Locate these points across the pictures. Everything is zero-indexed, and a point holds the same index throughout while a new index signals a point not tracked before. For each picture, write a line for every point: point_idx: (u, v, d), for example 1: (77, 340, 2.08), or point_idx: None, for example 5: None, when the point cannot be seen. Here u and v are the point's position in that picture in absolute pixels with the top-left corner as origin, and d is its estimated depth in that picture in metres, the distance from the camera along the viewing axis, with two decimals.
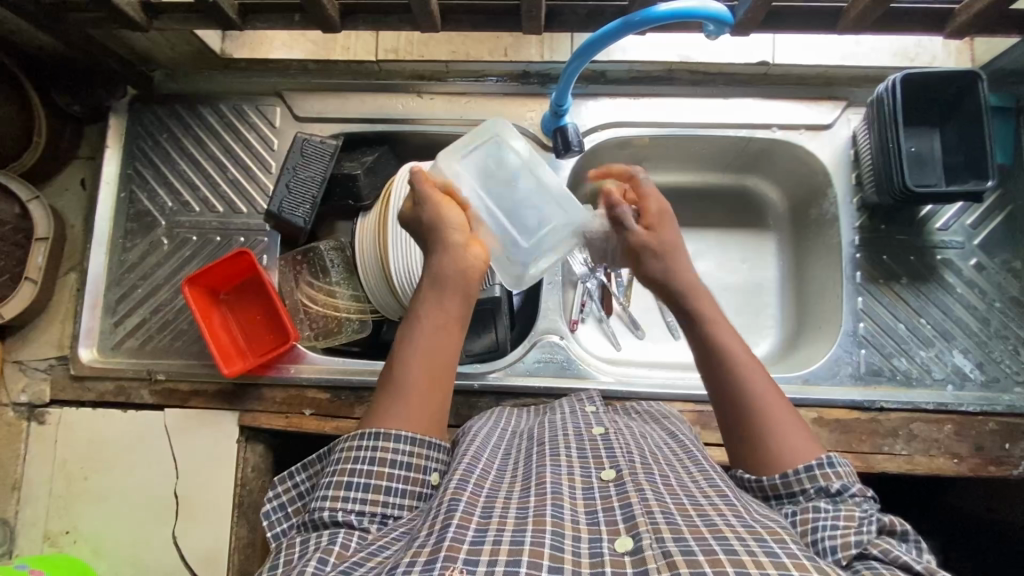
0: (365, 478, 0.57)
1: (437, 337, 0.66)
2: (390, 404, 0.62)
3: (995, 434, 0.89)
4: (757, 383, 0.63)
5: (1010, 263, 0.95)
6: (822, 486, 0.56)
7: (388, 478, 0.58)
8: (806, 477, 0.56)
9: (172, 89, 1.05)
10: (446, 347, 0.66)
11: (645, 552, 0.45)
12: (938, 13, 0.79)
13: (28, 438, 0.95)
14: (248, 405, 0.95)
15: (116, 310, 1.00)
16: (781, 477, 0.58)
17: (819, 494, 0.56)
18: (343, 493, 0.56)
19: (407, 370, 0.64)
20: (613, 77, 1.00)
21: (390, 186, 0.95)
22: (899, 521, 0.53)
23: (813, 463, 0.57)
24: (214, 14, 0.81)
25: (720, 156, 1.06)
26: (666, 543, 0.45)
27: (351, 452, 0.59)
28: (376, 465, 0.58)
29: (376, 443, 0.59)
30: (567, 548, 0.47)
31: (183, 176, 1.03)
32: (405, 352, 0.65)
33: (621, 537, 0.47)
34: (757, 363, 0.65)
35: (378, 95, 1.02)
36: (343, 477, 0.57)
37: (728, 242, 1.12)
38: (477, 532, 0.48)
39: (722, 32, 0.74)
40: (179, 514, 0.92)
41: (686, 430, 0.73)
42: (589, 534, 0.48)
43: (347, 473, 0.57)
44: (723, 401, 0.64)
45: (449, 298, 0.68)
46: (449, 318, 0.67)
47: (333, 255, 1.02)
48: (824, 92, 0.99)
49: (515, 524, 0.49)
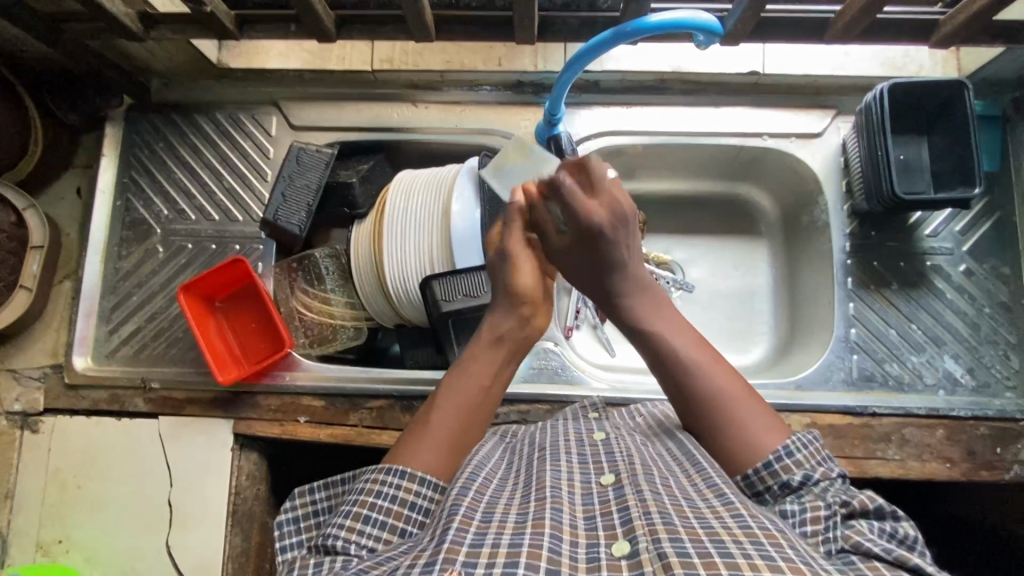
0: (384, 515, 0.56)
1: (482, 397, 0.67)
2: (427, 434, 0.63)
3: (986, 438, 0.89)
4: (715, 382, 0.62)
5: (997, 269, 0.96)
6: (784, 481, 0.56)
7: (404, 520, 0.56)
8: (769, 473, 0.56)
9: (169, 99, 1.06)
10: (489, 395, 0.68)
11: (642, 554, 0.45)
12: (924, 23, 0.81)
13: (21, 447, 0.95)
14: (243, 413, 0.95)
15: (112, 318, 1.00)
16: (745, 478, 0.58)
17: (784, 491, 0.56)
18: (359, 526, 0.55)
19: (449, 406, 0.65)
20: (606, 86, 1.01)
21: (386, 194, 0.97)
22: (867, 500, 0.53)
23: (772, 459, 0.57)
24: (211, 24, 0.82)
25: (712, 164, 1.07)
26: (662, 543, 0.45)
27: (377, 483, 0.57)
28: (396, 504, 0.57)
29: (401, 480, 0.58)
30: (564, 552, 0.47)
31: (179, 184, 1.03)
32: (452, 397, 0.66)
33: (618, 542, 0.48)
34: (714, 357, 0.64)
35: (373, 105, 1.03)
36: (361, 509, 0.56)
37: (721, 249, 1.13)
38: (476, 535, 0.49)
39: (711, 42, 0.76)
40: (173, 523, 0.91)
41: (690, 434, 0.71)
42: (586, 539, 0.49)
43: (366, 507, 0.56)
44: (683, 407, 0.64)
45: (505, 358, 0.71)
46: (497, 382, 0.69)
47: (329, 262, 1.02)
48: (814, 101, 1.01)
49: (514, 527, 0.49)
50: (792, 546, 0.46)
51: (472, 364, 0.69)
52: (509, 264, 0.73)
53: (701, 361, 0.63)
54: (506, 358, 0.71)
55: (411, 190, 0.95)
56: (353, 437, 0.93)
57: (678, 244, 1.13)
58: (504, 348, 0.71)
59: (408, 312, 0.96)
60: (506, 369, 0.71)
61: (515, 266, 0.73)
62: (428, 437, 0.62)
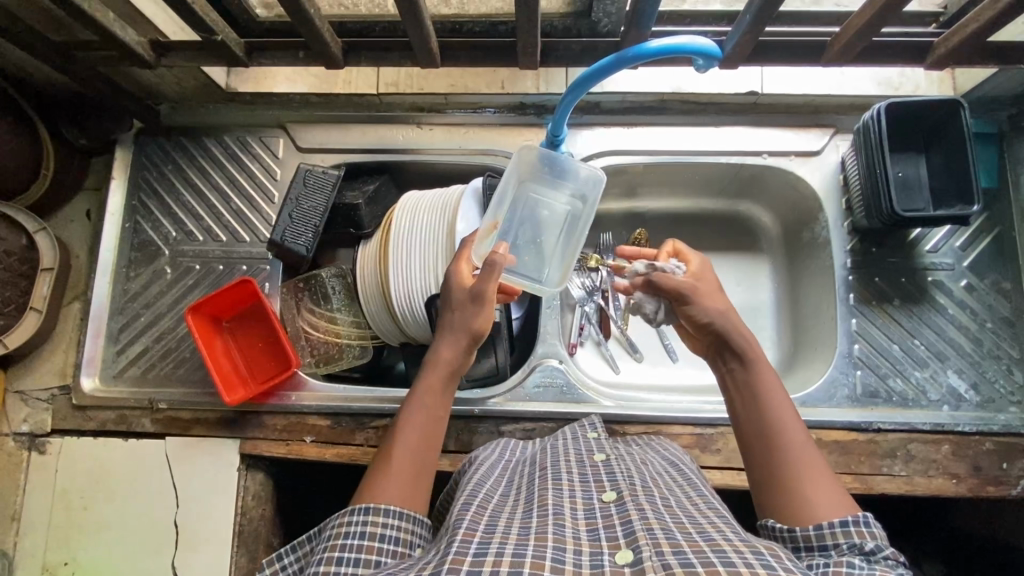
0: (355, 553, 0.56)
1: (433, 429, 0.69)
2: (384, 476, 0.64)
3: (992, 454, 0.90)
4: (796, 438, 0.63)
5: (1000, 284, 0.97)
6: (855, 543, 0.53)
7: (377, 553, 0.57)
8: (842, 531, 0.54)
9: (179, 122, 1.08)
10: (435, 430, 0.69)
11: (645, 562, 0.46)
12: (919, 45, 0.82)
13: (28, 468, 0.96)
14: (249, 433, 0.95)
15: (119, 338, 1.01)
16: (815, 528, 0.55)
17: (852, 552, 0.52)
18: (333, 568, 0.55)
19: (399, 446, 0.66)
20: (606, 108, 1.03)
21: (391, 215, 0.98)
22: None
23: (849, 519, 0.54)
24: (221, 52, 0.84)
25: (713, 182, 1.09)
26: (666, 555, 0.46)
27: (342, 527, 0.58)
28: (366, 540, 0.57)
29: (366, 516, 0.59)
30: (568, 560, 0.47)
31: (187, 206, 1.05)
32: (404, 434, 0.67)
33: (621, 551, 0.48)
34: (797, 422, 0.64)
35: (378, 127, 1.05)
36: (333, 552, 0.56)
37: (723, 266, 1.14)
38: (480, 545, 0.50)
39: (711, 65, 0.76)
40: (179, 545, 0.91)
41: (672, 450, 0.77)
42: (589, 548, 0.49)
43: (337, 549, 0.56)
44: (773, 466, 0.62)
45: (441, 386, 0.72)
46: (436, 415, 0.70)
47: (335, 282, 1.04)
48: (812, 120, 1.02)
49: (517, 538, 0.50)
50: (791, 558, 0.47)
51: (411, 405, 0.70)
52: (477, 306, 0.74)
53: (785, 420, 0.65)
54: (444, 385, 0.72)
55: (416, 210, 0.96)
56: (359, 457, 0.93)
57: None
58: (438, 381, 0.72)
59: (413, 331, 0.97)
60: (444, 397, 0.72)
61: (478, 310, 0.74)
62: (387, 478, 0.64)
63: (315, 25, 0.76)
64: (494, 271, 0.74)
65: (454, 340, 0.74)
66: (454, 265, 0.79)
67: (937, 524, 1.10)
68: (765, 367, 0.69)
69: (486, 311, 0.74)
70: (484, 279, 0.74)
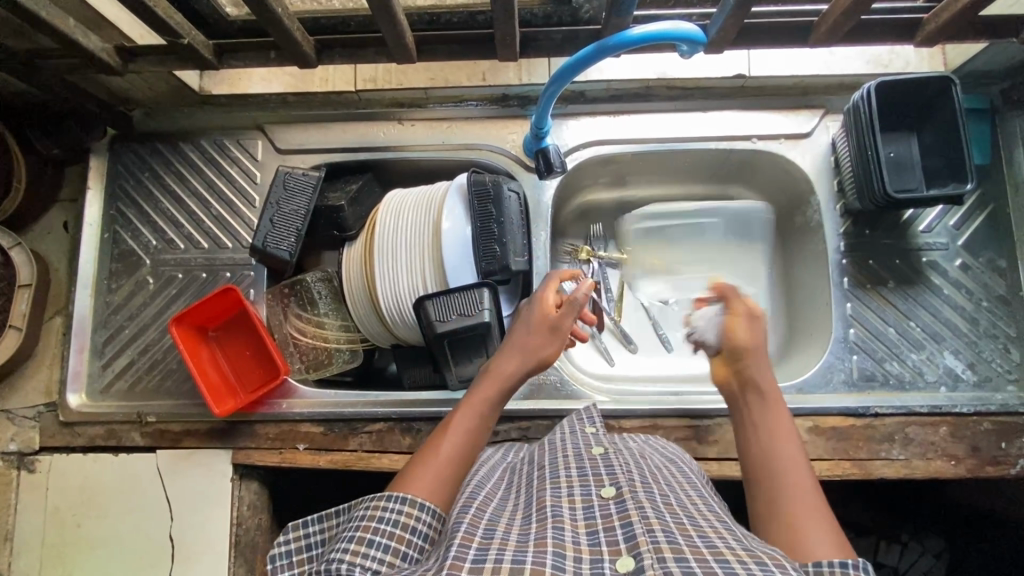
0: (387, 539, 0.55)
1: (478, 440, 0.69)
2: (428, 468, 0.64)
3: (991, 434, 0.89)
4: (799, 484, 0.61)
5: (994, 262, 0.96)
6: None
7: (406, 544, 0.56)
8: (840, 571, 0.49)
9: (153, 128, 1.05)
10: (479, 441, 0.69)
11: (646, 571, 0.45)
12: (908, 22, 0.80)
13: (18, 487, 0.94)
14: (241, 443, 0.94)
15: (104, 352, 0.99)
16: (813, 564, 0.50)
17: None
18: (363, 549, 0.54)
19: (446, 446, 0.66)
20: (592, 96, 1.01)
21: (376, 215, 0.96)
22: None
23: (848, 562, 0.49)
24: (189, 55, 0.81)
25: (703, 168, 1.06)
26: (668, 562, 0.45)
27: (378, 509, 0.57)
28: (398, 529, 0.56)
29: (402, 506, 0.58)
30: (568, 567, 0.47)
31: (166, 214, 1.02)
32: (454, 438, 0.67)
33: (621, 558, 0.47)
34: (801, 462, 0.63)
35: (359, 124, 1.02)
36: (365, 533, 0.55)
37: (715, 253, 1.12)
38: (478, 551, 0.49)
39: (695, 51, 0.74)
40: (175, 559, 0.91)
41: (679, 451, 0.75)
42: (589, 555, 0.48)
43: (370, 531, 0.55)
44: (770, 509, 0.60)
45: (496, 399, 0.73)
46: (486, 423, 0.71)
47: (321, 286, 1.02)
48: (802, 101, 1.00)
49: (516, 545, 0.49)
50: (795, 568, 0.46)
51: (463, 410, 0.71)
52: (553, 337, 0.78)
53: (789, 465, 0.63)
54: (499, 398, 0.74)
55: (401, 209, 0.94)
56: (353, 462, 0.92)
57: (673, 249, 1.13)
58: (494, 392, 0.73)
59: (402, 332, 0.95)
60: (495, 410, 0.73)
61: (552, 339, 0.78)
62: (431, 471, 0.63)
63: (285, 24, 0.73)
64: (576, 310, 0.79)
65: (518, 359, 0.76)
66: (541, 289, 0.82)
67: (936, 501, 1.11)
68: (782, 411, 0.70)
69: (559, 344, 0.79)
70: (567, 315, 0.78)
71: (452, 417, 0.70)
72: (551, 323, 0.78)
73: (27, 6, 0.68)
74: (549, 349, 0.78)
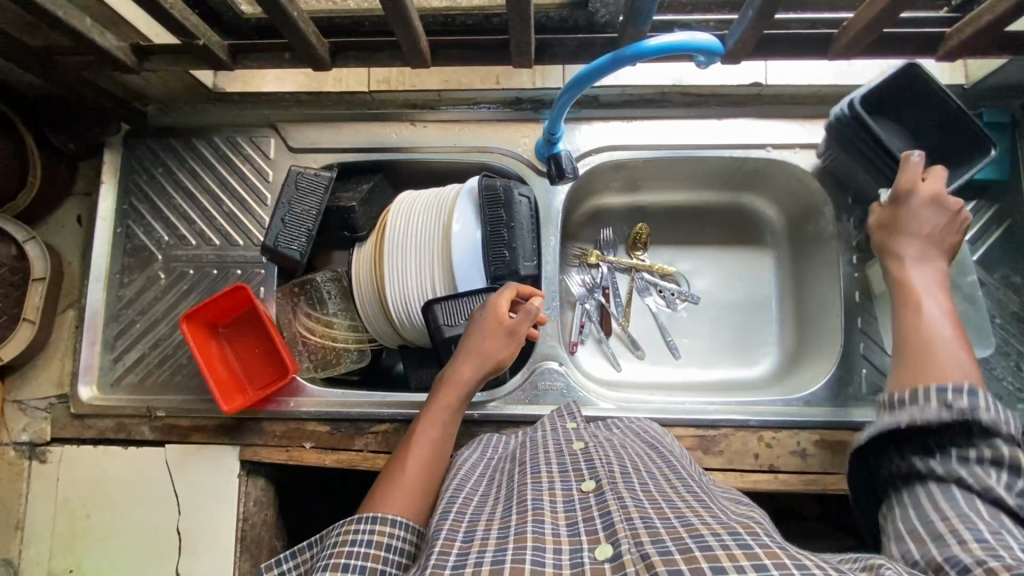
0: (361, 561, 0.54)
1: (443, 453, 0.70)
2: (396, 486, 0.64)
3: None
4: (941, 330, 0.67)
5: (1009, 279, 0.95)
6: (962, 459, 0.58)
7: (383, 561, 0.55)
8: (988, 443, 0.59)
9: (167, 123, 1.05)
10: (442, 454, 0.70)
11: (624, 556, 0.45)
12: (928, 36, 0.79)
13: (29, 477, 0.96)
14: (249, 439, 0.95)
15: (116, 346, 1.00)
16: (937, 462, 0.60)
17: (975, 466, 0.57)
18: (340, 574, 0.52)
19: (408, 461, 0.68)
20: (606, 101, 1.00)
21: (386, 215, 0.96)
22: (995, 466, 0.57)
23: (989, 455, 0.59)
24: (201, 55, 0.81)
25: (716, 175, 1.06)
26: (644, 545, 0.45)
27: (349, 534, 0.56)
28: (373, 548, 0.55)
29: (373, 525, 0.57)
30: (547, 562, 0.46)
31: (178, 210, 1.03)
32: (417, 451, 0.69)
33: (600, 545, 0.47)
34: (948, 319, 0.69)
35: (372, 124, 1.02)
36: (339, 559, 0.54)
37: (726, 261, 1.12)
38: (458, 557, 0.48)
39: (712, 61, 0.73)
40: (183, 552, 0.92)
41: (670, 445, 0.72)
42: (569, 546, 0.48)
43: (343, 556, 0.54)
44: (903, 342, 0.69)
45: (456, 408, 0.75)
46: (447, 433, 0.73)
47: (331, 286, 1.03)
48: (818, 110, 0.99)
49: (495, 544, 0.49)
50: (768, 534, 0.47)
51: (422, 424, 0.72)
52: (508, 341, 0.80)
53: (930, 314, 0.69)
54: (460, 406, 0.76)
55: (410, 212, 0.94)
56: (358, 462, 0.93)
57: (683, 255, 1.12)
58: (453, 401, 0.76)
59: (410, 334, 0.96)
60: (456, 418, 0.75)
61: (507, 345, 0.81)
62: (400, 489, 0.64)
63: (297, 27, 0.73)
64: (531, 317, 0.82)
65: (473, 366, 0.78)
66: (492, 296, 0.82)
67: None
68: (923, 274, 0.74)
69: (514, 347, 0.81)
70: (520, 322, 0.81)
71: (416, 429, 0.72)
72: (505, 329, 0.80)
73: (39, 3, 0.68)
74: (506, 353, 0.81)
